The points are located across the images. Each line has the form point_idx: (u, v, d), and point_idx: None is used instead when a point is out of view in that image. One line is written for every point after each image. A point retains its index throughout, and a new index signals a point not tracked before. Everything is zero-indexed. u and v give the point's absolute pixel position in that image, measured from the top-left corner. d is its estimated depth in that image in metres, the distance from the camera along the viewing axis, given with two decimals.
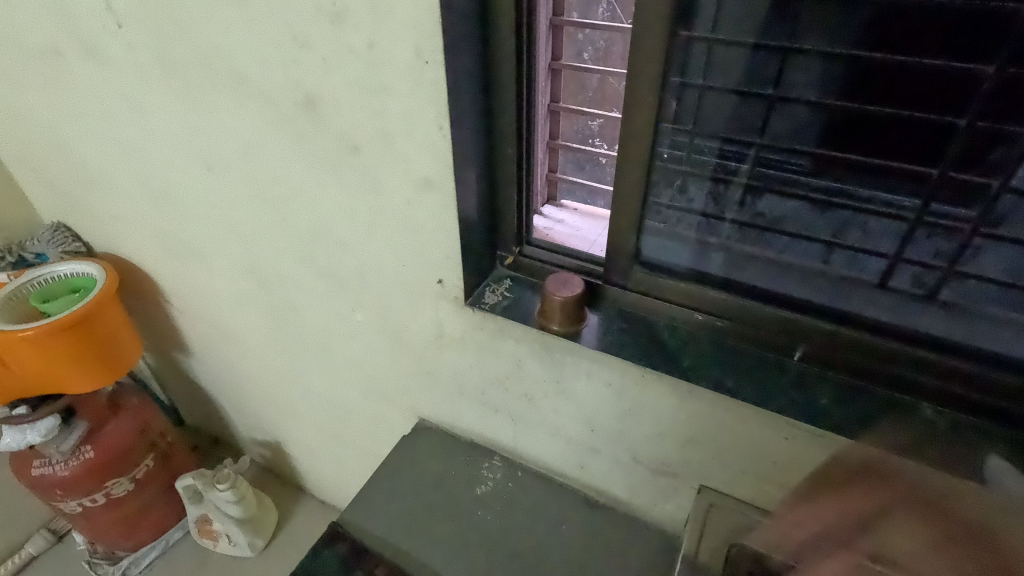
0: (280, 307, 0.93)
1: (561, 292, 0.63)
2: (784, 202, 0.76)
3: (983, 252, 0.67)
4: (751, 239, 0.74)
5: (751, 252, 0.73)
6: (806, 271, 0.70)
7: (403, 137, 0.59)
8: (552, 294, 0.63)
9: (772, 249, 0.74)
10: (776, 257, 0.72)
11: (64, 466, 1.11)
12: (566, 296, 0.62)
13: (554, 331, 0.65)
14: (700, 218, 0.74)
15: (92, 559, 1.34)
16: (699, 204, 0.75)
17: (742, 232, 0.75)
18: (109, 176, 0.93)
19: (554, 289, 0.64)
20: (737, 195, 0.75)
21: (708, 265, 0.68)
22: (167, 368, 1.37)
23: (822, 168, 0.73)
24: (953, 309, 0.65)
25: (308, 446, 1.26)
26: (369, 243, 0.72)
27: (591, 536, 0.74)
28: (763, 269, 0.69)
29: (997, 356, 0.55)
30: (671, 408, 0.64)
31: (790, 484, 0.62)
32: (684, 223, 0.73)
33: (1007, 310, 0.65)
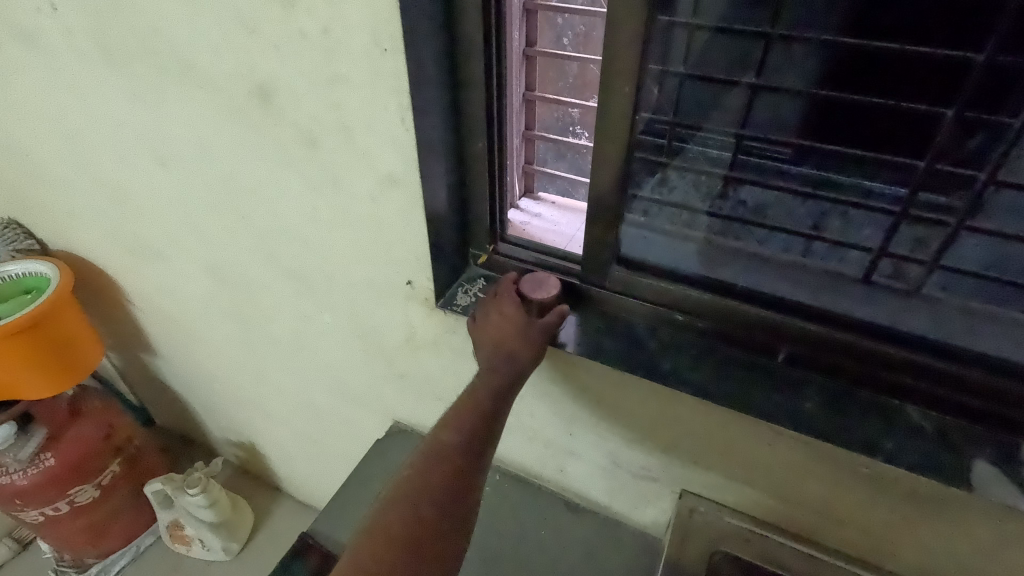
0: (246, 308, 0.89)
1: (544, 291, 0.59)
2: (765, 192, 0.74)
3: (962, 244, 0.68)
4: (732, 232, 0.71)
5: (732, 245, 0.70)
6: (788, 265, 0.67)
7: (365, 130, 0.55)
8: (529, 289, 0.59)
9: (753, 242, 0.71)
10: (757, 250, 0.69)
11: (22, 475, 1.05)
12: (541, 298, 0.58)
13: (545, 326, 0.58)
14: (682, 210, 0.70)
15: (59, 567, 1.30)
16: (680, 194, 0.71)
17: (723, 223, 0.72)
18: (58, 170, 0.87)
19: (529, 291, 0.59)
20: (718, 185, 0.73)
21: (691, 261, 0.65)
22: (134, 369, 1.32)
23: (801, 156, 0.71)
24: (938, 303, 0.63)
25: (282, 447, 1.22)
26: (333, 243, 0.68)
27: (571, 542, 0.72)
28: (744, 265, 0.66)
29: (993, 358, 0.52)
30: (652, 412, 0.62)
31: (770, 489, 0.60)
32: (666, 217, 0.69)
33: (989, 303, 0.63)
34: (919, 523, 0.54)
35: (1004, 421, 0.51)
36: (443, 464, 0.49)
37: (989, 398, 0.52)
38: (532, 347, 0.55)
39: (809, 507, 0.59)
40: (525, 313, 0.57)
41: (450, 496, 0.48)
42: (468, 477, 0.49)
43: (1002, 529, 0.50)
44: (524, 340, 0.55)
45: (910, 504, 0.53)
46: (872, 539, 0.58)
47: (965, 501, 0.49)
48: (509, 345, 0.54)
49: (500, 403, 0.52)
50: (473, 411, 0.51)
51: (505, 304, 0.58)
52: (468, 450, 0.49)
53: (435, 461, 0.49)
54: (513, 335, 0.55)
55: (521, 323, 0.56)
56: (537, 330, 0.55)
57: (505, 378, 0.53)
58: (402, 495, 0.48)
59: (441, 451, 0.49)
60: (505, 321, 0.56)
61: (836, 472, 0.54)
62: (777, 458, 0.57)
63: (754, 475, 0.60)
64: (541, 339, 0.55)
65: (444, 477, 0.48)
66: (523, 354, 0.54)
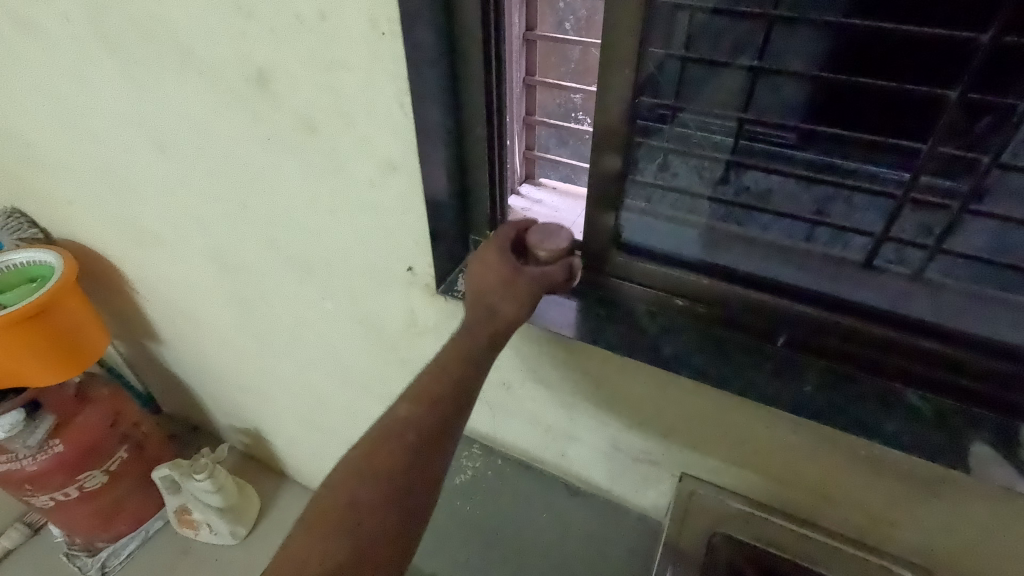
0: (248, 294, 0.89)
1: (553, 237, 0.53)
2: (769, 176, 0.73)
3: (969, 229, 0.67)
4: (736, 218, 0.71)
5: (735, 232, 0.69)
6: (792, 251, 0.67)
7: (363, 115, 0.55)
8: (535, 235, 0.53)
9: (757, 228, 0.70)
10: (761, 237, 0.69)
11: (32, 461, 1.07)
12: (549, 249, 0.52)
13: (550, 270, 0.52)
14: (686, 196, 0.70)
15: (71, 551, 1.32)
16: (684, 180, 0.71)
17: (727, 210, 0.71)
18: (61, 158, 0.87)
19: (538, 240, 0.53)
20: (720, 171, 0.72)
21: (693, 248, 0.65)
22: (139, 356, 1.33)
23: (805, 141, 0.70)
24: (942, 288, 0.62)
25: (287, 433, 1.23)
26: (333, 229, 0.68)
27: (572, 525, 0.73)
28: (748, 251, 0.66)
29: (1002, 345, 0.51)
30: (651, 397, 0.62)
31: (769, 472, 0.61)
32: (670, 202, 0.69)
33: (995, 289, 0.63)
34: (917, 505, 0.54)
35: (1004, 404, 0.51)
36: (399, 447, 0.46)
37: (989, 381, 0.52)
38: (516, 310, 0.50)
39: (808, 490, 0.60)
40: (515, 263, 0.51)
41: (403, 485, 0.45)
42: (425, 463, 0.46)
43: (999, 510, 0.50)
44: (507, 300, 0.50)
45: (907, 487, 0.53)
46: (871, 521, 0.58)
47: (965, 483, 0.50)
48: (488, 300, 0.50)
49: (466, 381, 0.48)
50: (437, 382, 0.48)
51: (498, 249, 0.52)
52: (430, 433, 0.47)
53: (390, 442, 0.46)
54: (493, 300, 0.50)
55: (508, 277, 0.50)
56: (526, 284, 0.50)
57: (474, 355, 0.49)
58: (350, 476, 0.46)
59: (399, 432, 0.46)
60: (493, 271, 0.51)
61: (833, 455, 0.55)
62: (776, 441, 0.57)
63: (754, 459, 0.61)
64: (527, 298, 0.50)
65: (399, 461, 0.46)
66: (503, 314, 0.50)
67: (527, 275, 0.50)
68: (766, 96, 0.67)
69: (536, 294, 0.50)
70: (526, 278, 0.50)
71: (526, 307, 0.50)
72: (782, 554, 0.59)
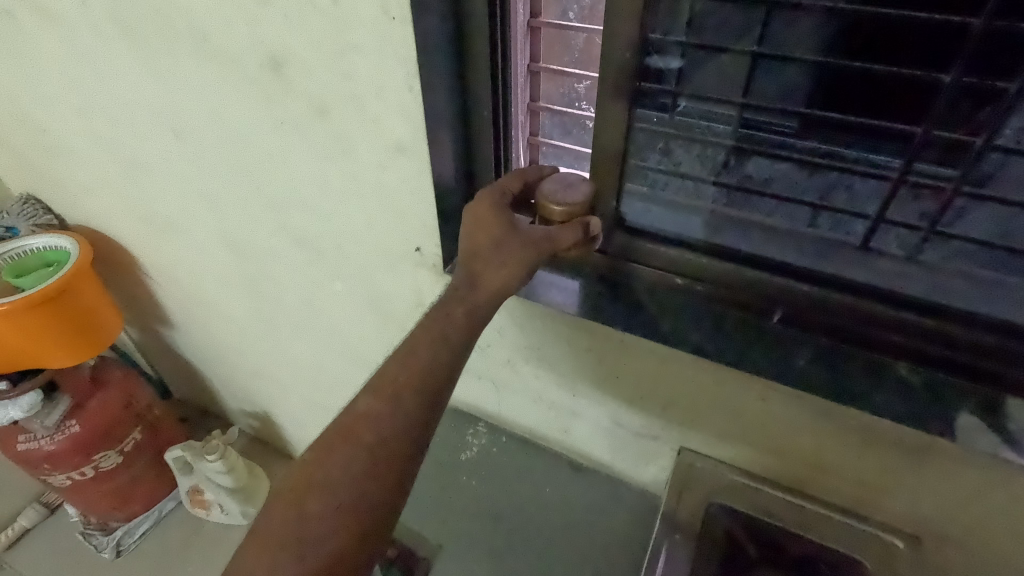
0: (259, 278, 0.92)
1: (565, 200, 0.54)
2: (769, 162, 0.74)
3: (967, 212, 0.69)
4: (738, 203, 0.73)
5: (738, 217, 0.71)
6: (793, 234, 0.69)
7: (374, 98, 0.57)
8: (549, 194, 0.54)
9: (760, 213, 0.72)
10: (763, 221, 0.70)
11: (49, 441, 1.10)
12: (559, 207, 0.53)
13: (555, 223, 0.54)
14: (689, 181, 0.72)
15: (86, 530, 1.36)
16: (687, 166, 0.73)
17: (729, 195, 0.73)
18: (77, 145, 0.90)
19: (552, 195, 0.54)
20: (723, 156, 0.73)
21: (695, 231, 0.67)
22: (151, 341, 1.36)
23: (807, 131, 0.71)
24: (940, 269, 0.64)
25: (296, 416, 1.26)
26: (343, 210, 0.70)
27: (574, 499, 0.76)
28: (751, 235, 0.68)
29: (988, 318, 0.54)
30: (651, 372, 0.64)
31: (765, 445, 0.63)
32: (673, 187, 0.72)
33: (992, 271, 0.65)
34: (907, 474, 0.56)
35: (992, 375, 0.53)
36: (353, 453, 0.44)
37: (979, 354, 0.54)
38: (500, 275, 0.51)
39: (803, 462, 0.62)
40: (512, 222, 0.52)
41: (360, 487, 0.43)
42: (384, 474, 0.44)
43: (986, 477, 0.52)
44: (491, 267, 0.51)
45: (898, 456, 0.55)
46: (863, 491, 0.60)
47: (953, 451, 0.52)
48: (474, 263, 0.52)
49: (431, 385, 0.46)
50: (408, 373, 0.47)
51: (501, 206, 0.54)
52: (386, 441, 0.44)
53: (342, 448, 0.45)
54: (465, 292, 0.51)
55: (503, 236, 0.52)
56: (518, 244, 0.51)
57: (441, 358, 0.47)
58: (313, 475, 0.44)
59: (354, 436, 0.45)
60: (488, 228, 0.52)
61: (827, 426, 0.57)
62: (773, 414, 0.59)
63: (751, 432, 0.63)
64: (516, 262, 0.51)
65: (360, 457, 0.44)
66: (486, 281, 0.51)
67: (524, 235, 0.51)
68: (768, 82, 0.69)
69: (529, 257, 0.51)
70: (523, 237, 0.51)
71: (516, 271, 0.51)
72: (778, 523, 0.61)
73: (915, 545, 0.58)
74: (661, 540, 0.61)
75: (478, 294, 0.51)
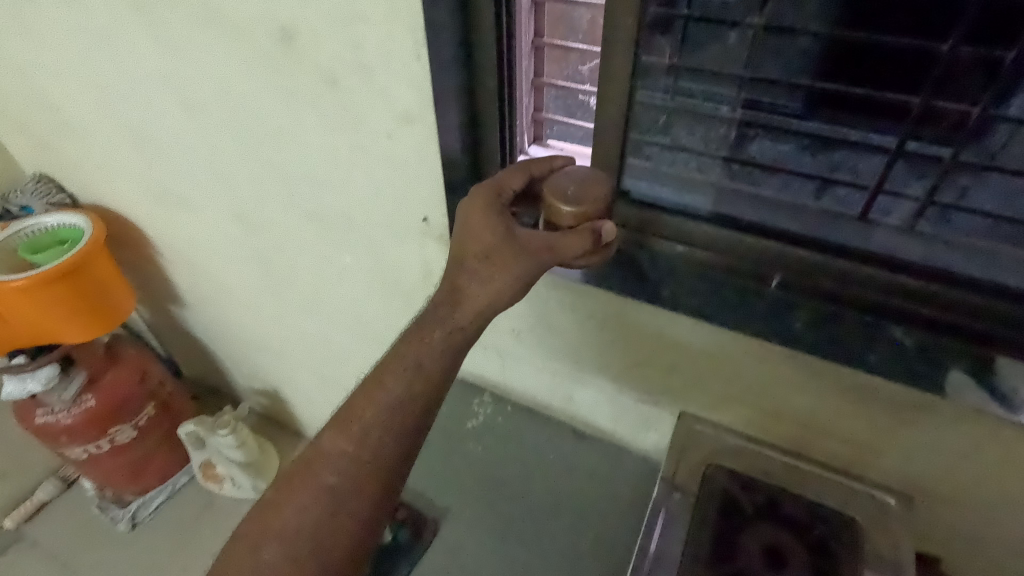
0: (270, 253, 0.94)
1: (576, 203, 0.53)
2: (775, 144, 0.74)
3: (972, 188, 0.68)
4: (742, 177, 0.73)
5: (742, 191, 0.71)
6: (794, 207, 0.69)
7: (383, 68, 0.58)
8: (559, 195, 0.53)
9: (764, 188, 0.72)
10: (767, 195, 0.71)
11: (67, 414, 1.14)
12: (564, 215, 0.53)
13: (563, 226, 0.54)
14: (694, 156, 0.73)
15: (102, 503, 1.40)
16: (692, 142, 0.73)
17: (732, 170, 0.73)
18: (90, 123, 0.92)
19: (562, 195, 0.53)
20: (728, 133, 0.74)
21: (700, 203, 0.68)
22: (161, 321, 1.39)
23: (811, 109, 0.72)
24: (937, 240, 0.65)
25: (305, 392, 1.29)
26: (351, 182, 0.72)
27: (577, 464, 0.78)
28: (754, 207, 0.69)
29: (987, 283, 0.55)
30: (653, 335, 0.67)
31: (762, 406, 0.66)
32: (678, 162, 0.72)
33: (993, 242, 0.64)
34: (897, 430, 0.59)
35: (988, 338, 0.54)
36: (310, 492, 0.50)
37: (980, 318, 0.54)
38: (488, 289, 0.52)
39: (797, 423, 0.65)
40: (510, 227, 0.53)
41: (320, 520, 0.49)
42: (346, 518, 0.50)
43: (972, 431, 0.55)
44: (479, 282, 0.52)
45: (890, 413, 0.58)
46: (858, 451, 0.63)
47: (939, 407, 0.55)
48: (467, 272, 0.53)
49: (391, 428, 0.51)
50: (377, 417, 0.51)
51: (498, 208, 0.54)
52: (348, 481, 0.50)
53: (301, 487, 0.51)
54: (447, 312, 0.53)
55: (498, 244, 0.52)
56: (513, 256, 0.52)
57: (406, 403, 0.52)
58: (282, 500, 0.51)
59: (318, 470, 0.51)
60: (483, 233, 0.52)
61: (822, 384, 0.60)
62: (769, 373, 0.63)
63: (748, 394, 0.66)
64: (506, 276, 0.52)
65: (321, 489, 0.50)
66: (471, 297, 0.53)
67: (522, 243, 0.52)
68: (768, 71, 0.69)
69: (522, 267, 0.52)
70: (521, 245, 0.52)
71: (508, 283, 0.52)
72: (775, 482, 0.63)
73: (908, 503, 0.60)
74: (660, 502, 0.61)
75: (459, 316, 0.53)
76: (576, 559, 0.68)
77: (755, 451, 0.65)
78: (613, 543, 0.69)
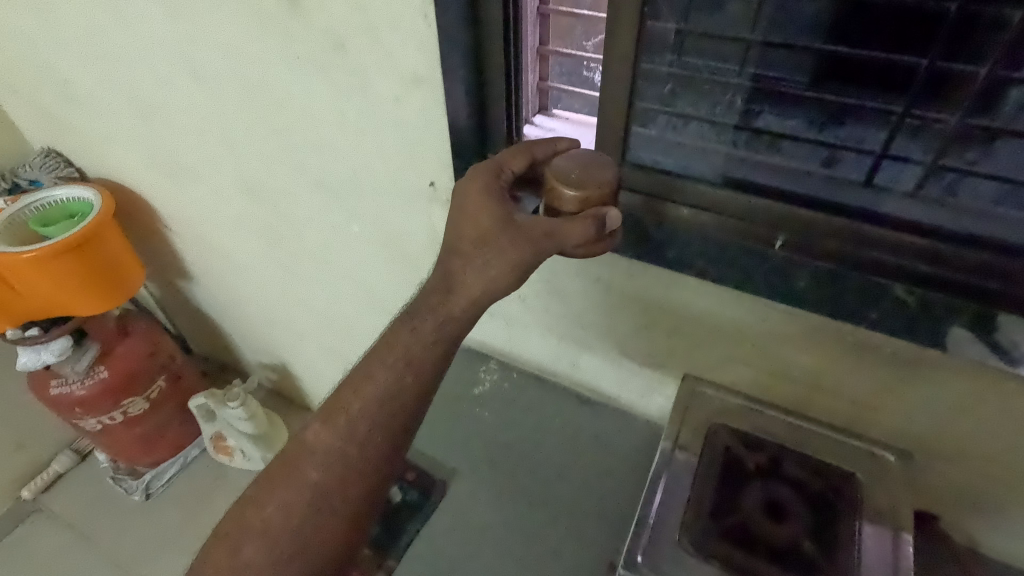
0: (277, 223, 0.95)
1: (578, 187, 0.52)
2: (783, 116, 0.70)
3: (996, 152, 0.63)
4: (752, 145, 0.70)
5: (752, 159, 0.69)
6: (801, 174, 0.67)
7: (390, 30, 0.59)
8: (561, 179, 0.52)
9: (771, 155, 0.69)
10: (774, 162, 0.68)
11: (80, 386, 1.16)
12: (565, 196, 0.52)
13: (564, 211, 0.53)
14: (702, 123, 0.70)
15: (117, 475, 1.44)
16: (698, 108, 0.70)
17: (740, 136, 0.70)
18: (97, 94, 0.92)
19: (563, 179, 0.53)
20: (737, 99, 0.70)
21: (706, 169, 0.68)
22: (170, 296, 1.41)
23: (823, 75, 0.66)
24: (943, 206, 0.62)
25: (313, 366, 1.31)
26: (358, 149, 0.73)
27: (582, 428, 0.80)
28: (759, 174, 0.67)
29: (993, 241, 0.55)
30: (658, 297, 0.68)
31: (764, 366, 0.67)
32: (685, 128, 0.70)
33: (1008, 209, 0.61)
34: (897, 386, 0.61)
35: (997, 297, 0.54)
36: (298, 483, 0.54)
37: (992, 276, 0.54)
38: (482, 277, 0.52)
39: (799, 382, 0.67)
40: (510, 209, 0.52)
41: (308, 509, 0.53)
42: (334, 507, 0.54)
43: (970, 383, 0.57)
44: (472, 271, 0.52)
45: (891, 367, 0.60)
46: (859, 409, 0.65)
47: (938, 360, 0.57)
48: (465, 254, 0.52)
49: (376, 423, 0.54)
50: (364, 412, 0.54)
51: (497, 189, 0.53)
52: (335, 472, 0.54)
53: (290, 477, 0.54)
54: (440, 299, 0.53)
55: (495, 228, 0.51)
56: (511, 239, 0.51)
57: (393, 396, 0.54)
58: (273, 489, 0.54)
59: (307, 460, 0.54)
60: (480, 216, 0.52)
61: (824, 341, 0.62)
62: (771, 332, 0.64)
63: (752, 353, 0.67)
64: (502, 265, 0.51)
65: (311, 479, 0.54)
66: (466, 285, 0.52)
67: (520, 228, 0.51)
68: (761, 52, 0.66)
69: (518, 253, 0.51)
70: (519, 230, 0.51)
71: (503, 271, 0.51)
72: (777, 440, 0.64)
73: (906, 458, 0.62)
74: (661, 470, 0.62)
75: (452, 305, 0.53)
76: (580, 518, 0.70)
77: (757, 411, 0.67)
78: (617, 503, 0.71)
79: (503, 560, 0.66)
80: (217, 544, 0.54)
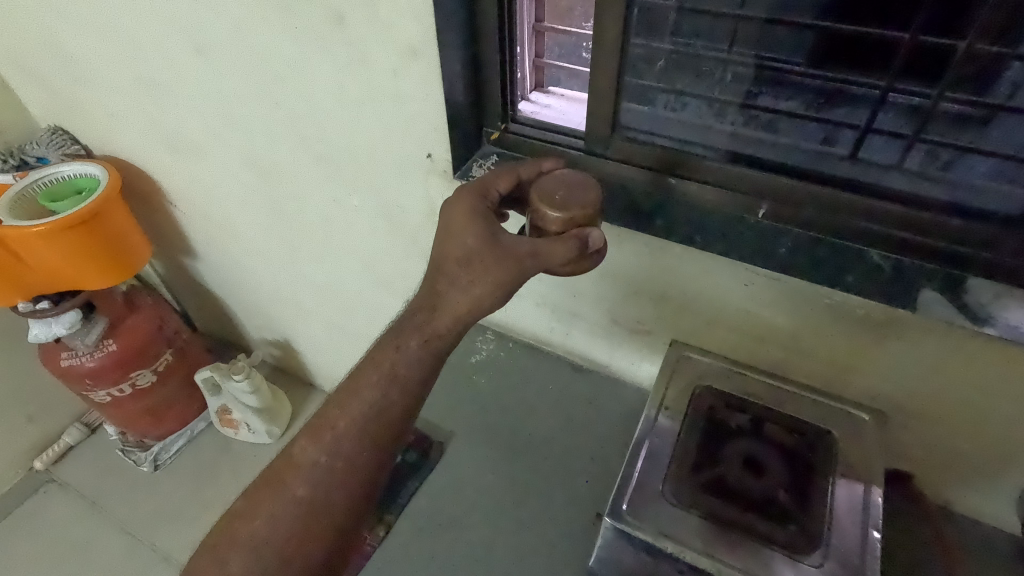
0: (280, 197, 0.97)
1: (563, 209, 0.53)
2: (781, 98, 0.72)
3: (992, 126, 0.64)
4: (754, 123, 0.71)
5: (753, 135, 0.69)
6: (798, 149, 0.67)
7: (388, 3, 0.61)
8: (545, 200, 0.54)
9: (773, 132, 0.70)
10: (775, 139, 0.69)
11: (89, 357, 1.20)
12: (549, 216, 0.53)
13: (550, 231, 0.54)
14: (705, 103, 0.72)
15: (126, 447, 1.48)
16: (700, 87, 0.72)
17: (744, 114, 0.71)
18: (101, 69, 0.94)
19: (548, 200, 0.54)
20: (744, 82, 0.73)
21: (705, 139, 0.69)
22: (175, 273, 1.43)
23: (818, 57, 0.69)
24: (931, 178, 0.62)
25: (316, 340, 1.34)
26: (358, 121, 0.75)
27: (574, 393, 0.83)
28: (759, 149, 0.67)
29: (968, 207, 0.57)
30: (647, 265, 0.71)
31: (747, 329, 0.71)
32: (683, 105, 0.72)
33: (1000, 183, 0.61)
34: (873, 347, 0.63)
35: (972, 261, 0.56)
36: (285, 494, 0.56)
37: (963, 241, 0.56)
38: (469, 295, 0.54)
39: (782, 345, 0.70)
40: (493, 229, 0.54)
41: (296, 526, 0.55)
42: (323, 520, 0.56)
43: (940, 343, 0.59)
44: (458, 282, 0.54)
45: (866, 330, 0.63)
46: (838, 370, 0.68)
47: (910, 320, 0.59)
48: (453, 273, 0.54)
49: (362, 415, 0.56)
50: (350, 435, 0.56)
51: (481, 210, 0.55)
52: (318, 490, 0.56)
53: (277, 487, 0.57)
54: (426, 319, 0.56)
55: (480, 250, 0.53)
56: (496, 257, 0.53)
57: (379, 409, 0.56)
58: (263, 494, 0.57)
59: (297, 470, 0.57)
60: (467, 234, 0.54)
61: (804, 304, 0.64)
62: (751, 296, 0.67)
63: (735, 317, 0.70)
64: (486, 284, 0.53)
65: (300, 487, 0.56)
66: (453, 296, 0.55)
67: (505, 249, 0.53)
68: (754, 28, 0.69)
69: (504, 273, 0.53)
70: (504, 251, 0.53)
71: (490, 272, 0.53)
72: (757, 400, 0.67)
73: (879, 416, 0.65)
74: (644, 438, 0.64)
75: (438, 322, 0.56)
76: (570, 478, 0.73)
77: (738, 372, 0.70)
78: (607, 463, 0.74)
79: (498, 516, 0.70)
80: (206, 553, 0.56)
